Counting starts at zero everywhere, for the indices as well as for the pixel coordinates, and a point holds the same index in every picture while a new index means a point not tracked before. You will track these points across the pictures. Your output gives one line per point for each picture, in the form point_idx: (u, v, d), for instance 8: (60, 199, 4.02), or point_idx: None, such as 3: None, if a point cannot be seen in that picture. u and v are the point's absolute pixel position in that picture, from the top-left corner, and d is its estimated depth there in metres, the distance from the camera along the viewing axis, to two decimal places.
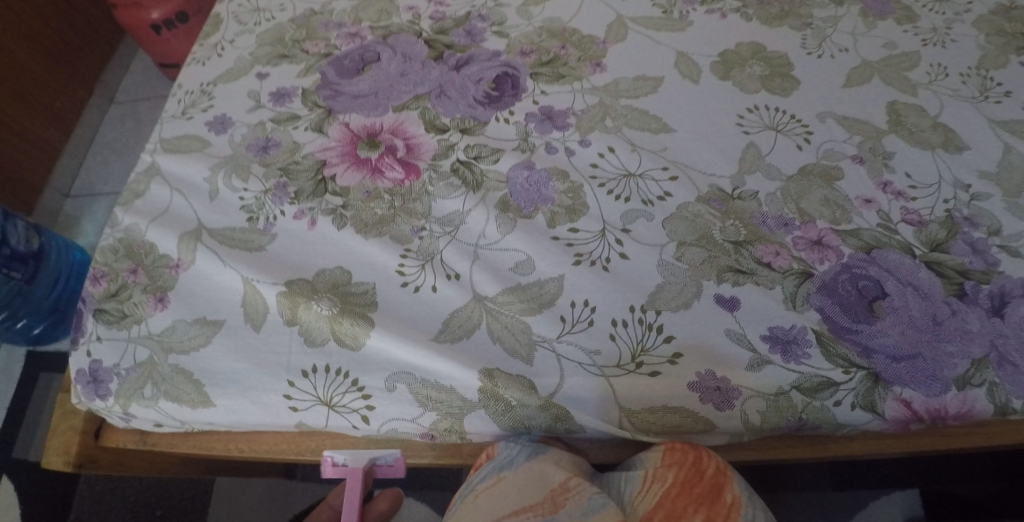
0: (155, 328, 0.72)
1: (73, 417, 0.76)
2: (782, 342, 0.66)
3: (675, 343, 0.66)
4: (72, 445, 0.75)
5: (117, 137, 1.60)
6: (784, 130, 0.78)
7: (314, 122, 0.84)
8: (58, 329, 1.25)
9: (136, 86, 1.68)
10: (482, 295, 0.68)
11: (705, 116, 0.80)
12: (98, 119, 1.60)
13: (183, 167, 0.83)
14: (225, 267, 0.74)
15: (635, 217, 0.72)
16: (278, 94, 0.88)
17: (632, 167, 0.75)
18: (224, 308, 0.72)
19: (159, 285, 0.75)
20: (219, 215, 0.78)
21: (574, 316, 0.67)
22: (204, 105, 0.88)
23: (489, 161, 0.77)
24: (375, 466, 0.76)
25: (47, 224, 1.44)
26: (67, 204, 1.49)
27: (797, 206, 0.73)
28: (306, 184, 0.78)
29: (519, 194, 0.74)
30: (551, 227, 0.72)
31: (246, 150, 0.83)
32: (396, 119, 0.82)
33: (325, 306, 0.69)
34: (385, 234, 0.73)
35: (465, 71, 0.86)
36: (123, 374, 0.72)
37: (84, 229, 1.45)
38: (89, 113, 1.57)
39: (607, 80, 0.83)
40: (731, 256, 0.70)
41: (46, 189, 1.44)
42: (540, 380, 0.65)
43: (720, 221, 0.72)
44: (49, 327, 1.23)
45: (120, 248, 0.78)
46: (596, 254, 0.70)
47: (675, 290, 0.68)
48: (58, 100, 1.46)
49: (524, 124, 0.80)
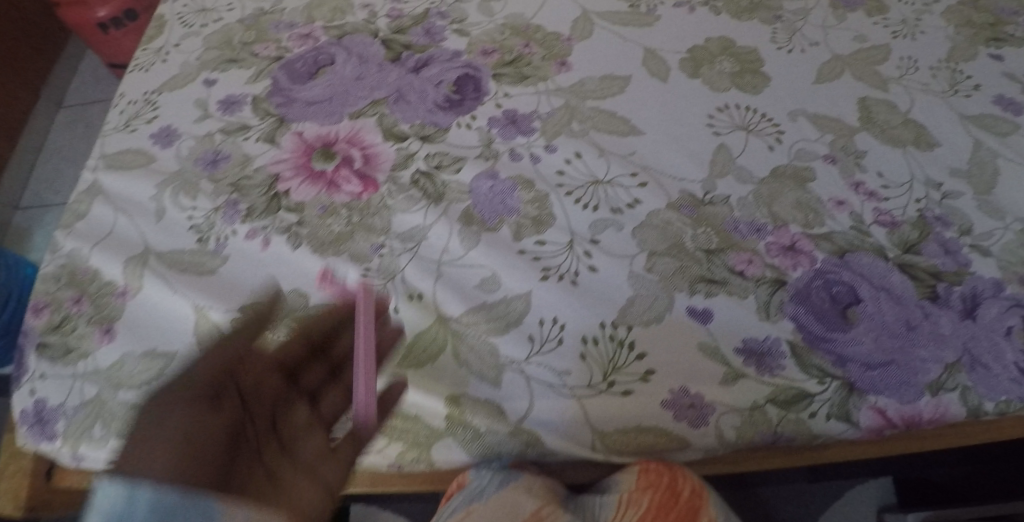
0: (102, 363, 0.69)
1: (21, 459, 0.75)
2: (756, 354, 0.64)
3: (648, 359, 0.64)
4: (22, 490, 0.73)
5: (68, 143, 1.51)
6: (755, 130, 0.76)
7: (266, 132, 0.80)
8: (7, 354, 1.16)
9: (84, 86, 1.60)
10: (447, 316, 0.66)
11: (675, 117, 0.77)
12: (45, 123, 1.52)
13: (126, 185, 0.78)
14: (174, 295, 0.70)
15: (605, 226, 0.69)
16: (227, 101, 0.83)
17: (600, 173, 0.72)
18: (175, 339, 0.69)
19: (104, 316, 0.71)
20: (167, 238, 0.74)
21: (543, 335, 0.64)
22: (148, 116, 0.83)
23: (451, 171, 0.74)
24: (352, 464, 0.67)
25: None
26: (17, 217, 1.41)
27: (769, 210, 0.71)
28: (258, 199, 0.75)
29: (482, 206, 0.71)
30: (517, 240, 0.69)
31: (194, 164, 0.78)
32: (352, 127, 0.78)
33: (281, 334, 0.66)
34: (343, 253, 0.70)
35: (424, 73, 0.82)
36: (70, 414, 0.68)
37: (36, 241, 1.38)
38: (36, 118, 1.49)
39: (573, 80, 0.80)
40: (703, 266, 0.68)
41: None
42: (508, 404, 0.63)
43: (691, 229, 0.69)
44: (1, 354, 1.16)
45: (62, 275, 0.74)
46: (565, 268, 0.67)
47: (646, 303, 0.66)
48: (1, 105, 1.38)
49: (487, 130, 0.76)
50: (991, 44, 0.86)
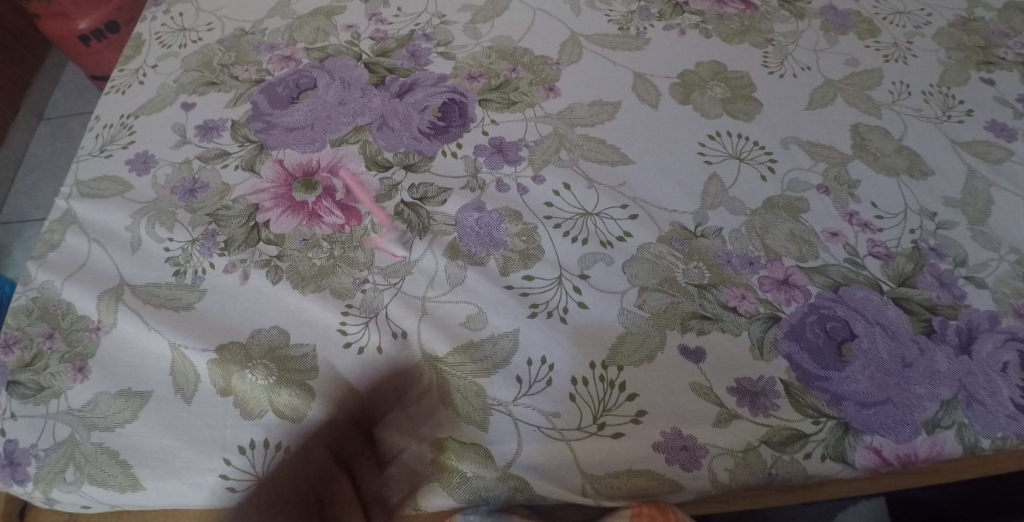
0: (74, 402, 0.66)
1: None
2: (750, 394, 0.63)
3: (639, 400, 0.62)
4: None
5: (48, 157, 1.47)
6: (747, 159, 0.75)
7: (245, 159, 0.77)
8: None
9: (65, 98, 1.55)
10: (433, 355, 0.64)
11: (666, 145, 0.75)
12: (24, 137, 1.48)
13: (101, 214, 0.75)
14: (150, 332, 0.67)
15: (594, 260, 0.67)
16: (205, 126, 0.80)
17: (590, 205, 0.71)
18: (151, 378, 0.66)
19: (78, 353, 0.68)
20: (143, 270, 0.71)
21: (531, 375, 0.62)
22: (124, 141, 0.80)
23: (436, 203, 0.71)
24: None
25: None
26: None
27: (762, 242, 0.70)
28: (237, 231, 0.72)
29: (469, 239, 0.69)
30: (504, 275, 0.67)
31: (172, 193, 0.76)
32: (334, 154, 0.76)
33: (261, 375, 0.64)
34: (324, 288, 0.68)
35: (408, 98, 0.79)
36: (42, 456, 0.65)
37: (14, 259, 1.34)
38: (15, 132, 1.45)
39: (561, 107, 0.78)
40: (695, 302, 0.66)
41: None
42: (496, 448, 0.60)
43: (683, 263, 0.68)
44: None
45: (34, 309, 0.70)
46: (553, 304, 0.65)
47: (637, 341, 0.64)
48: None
49: (473, 159, 0.74)
50: (982, 68, 0.85)
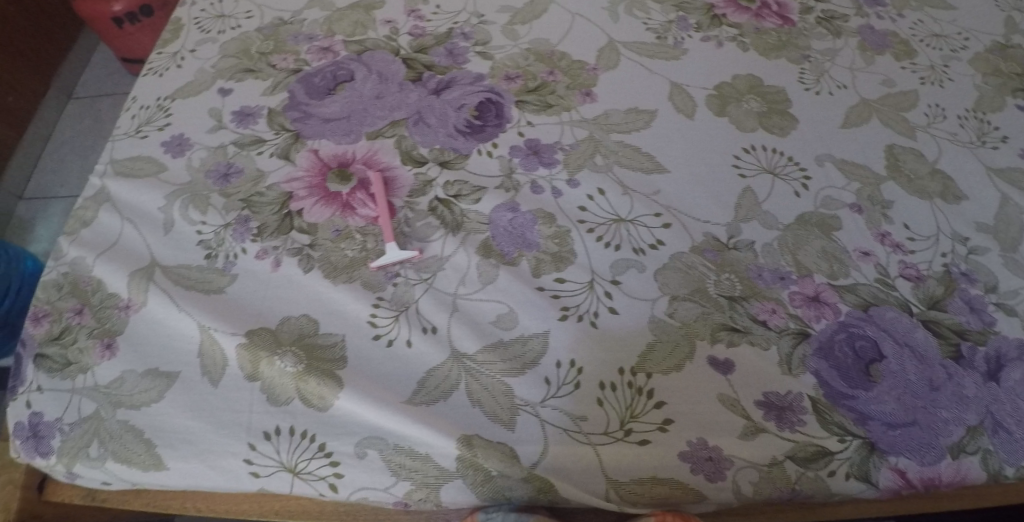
0: (101, 379, 0.66)
1: (14, 469, 0.70)
2: (777, 408, 0.63)
3: (666, 409, 0.62)
4: (12, 502, 0.68)
5: (76, 135, 1.48)
6: (782, 174, 0.75)
7: (281, 147, 0.77)
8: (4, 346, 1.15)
9: (93, 78, 1.56)
10: (462, 353, 0.64)
11: (701, 155, 0.75)
12: (53, 114, 1.48)
13: (134, 192, 0.75)
14: (179, 313, 0.67)
15: (626, 267, 0.67)
16: (241, 113, 0.80)
17: (623, 211, 0.71)
18: (179, 359, 0.66)
19: (107, 329, 0.68)
20: (175, 251, 0.71)
21: (559, 377, 0.63)
22: (160, 123, 0.80)
23: (470, 201, 0.72)
24: (362, 504, 0.65)
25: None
26: (21, 207, 1.38)
27: (794, 258, 0.70)
28: (270, 218, 0.72)
29: (502, 239, 0.69)
30: (536, 277, 0.67)
31: (206, 177, 0.76)
32: (370, 147, 0.76)
33: (289, 363, 0.64)
34: (355, 280, 0.68)
35: (445, 96, 0.79)
36: (66, 430, 0.65)
37: (38, 234, 1.34)
38: (43, 108, 1.46)
39: (598, 112, 0.78)
40: (725, 314, 0.66)
41: None
42: (522, 448, 0.60)
43: (715, 274, 0.68)
44: None
45: (64, 284, 0.70)
46: (584, 309, 0.65)
47: (666, 349, 0.64)
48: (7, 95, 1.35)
49: (509, 159, 0.74)
50: (1017, 95, 0.85)
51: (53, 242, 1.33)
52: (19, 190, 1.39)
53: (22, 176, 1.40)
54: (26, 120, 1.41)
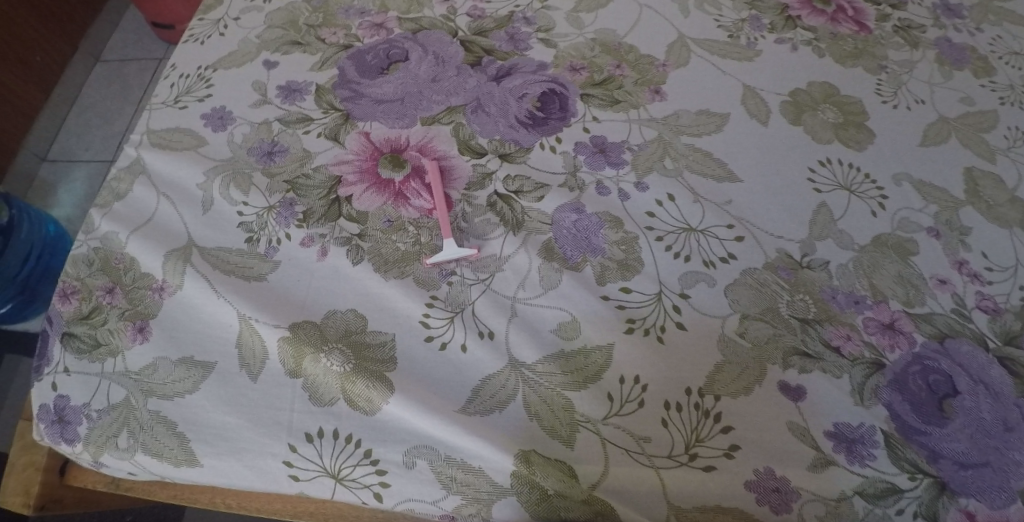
0: (132, 365, 0.62)
1: (34, 452, 0.67)
2: (847, 441, 0.60)
3: (733, 434, 0.59)
4: (33, 485, 0.67)
5: (101, 97, 1.42)
6: (858, 192, 0.71)
7: (329, 128, 0.72)
8: (27, 309, 1.13)
9: (120, 41, 1.50)
10: (520, 361, 0.60)
11: (774, 166, 0.71)
12: (80, 76, 1.43)
13: (172, 167, 0.70)
14: (217, 300, 0.63)
15: (695, 280, 0.64)
16: (287, 88, 0.75)
17: (694, 221, 0.67)
18: (215, 349, 0.62)
19: (139, 312, 0.64)
20: (214, 232, 0.66)
21: (622, 394, 0.59)
22: (200, 93, 0.75)
23: (532, 198, 0.68)
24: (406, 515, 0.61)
25: (19, 192, 1.27)
26: (43, 169, 1.32)
27: (869, 281, 0.66)
28: (316, 202, 0.68)
29: (565, 242, 0.65)
30: (601, 284, 0.63)
31: (248, 154, 0.71)
32: (425, 134, 0.72)
33: (335, 361, 0.60)
34: (408, 275, 0.64)
35: (505, 83, 0.75)
36: (94, 417, 0.61)
37: (60, 199, 1.29)
38: (70, 70, 1.40)
39: (667, 112, 0.74)
40: (797, 336, 0.63)
41: (18, 151, 1.28)
42: (581, 467, 0.57)
43: (788, 294, 0.64)
44: (16, 306, 1.11)
45: (95, 260, 0.66)
46: (651, 322, 0.62)
47: (735, 370, 0.61)
48: (35, 53, 1.29)
49: (573, 156, 0.70)
50: None
51: (77, 209, 1.27)
52: (42, 151, 1.33)
53: (46, 137, 1.34)
54: (52, 80, 1.35)
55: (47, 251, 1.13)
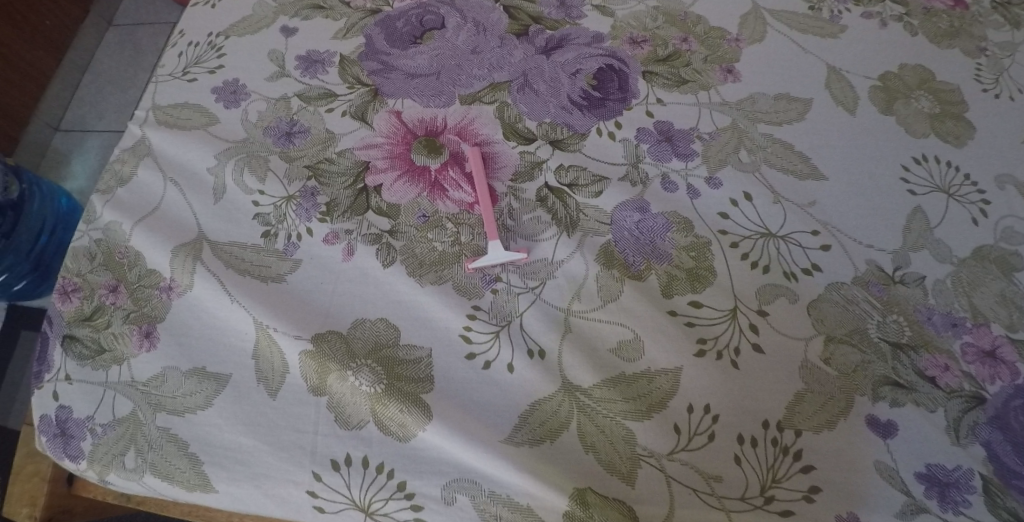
0: (139, 374, 0.56)
1: (40, 460, 0.62)
2: (940, 485, 0.52)
3: (815, 474, 0.52)
4: (38, 495, 0.62)
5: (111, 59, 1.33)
6: (957, 195, 0.62)
7: (355, 106, 0.64)
8: (41, 287, 1.04)
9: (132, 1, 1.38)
10: (576, 385, 0.53)
11: (861, 162, 0.63)
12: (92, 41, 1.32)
13: (180, 149, 0.63)
14: (231, 304, 0.56)
15: (775, 295, 0.56)
16: (307, 59, 0.66)
17: (774, 225, 0.59)
18: (229, 359, 0.55)
19: (146, 314, 0.57)
20: (227, 225, 0.59)
21: (690, 425, 0.52)
22: (211, 64, 0.67)
23: (589, 193, 0.60)
24: None
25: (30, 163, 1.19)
26: (57, 138, 1.24)
27: (968, 301, 0.58)
28: (342, 193, 0.59)
29: (626, 246, 0.57)
30: (666, 297, 0.56)
31: (264, 134, 0.63)
32: (464, 115, 0.63)
33: (364, 380, 0.53)
34: (446, 281, 0.56)
35: (556, 57, 0.66)
36: (98, 432, 0.55)
37: (74, 170, 1.21)
38: (82, 34, 1.29)
39: (741, 95, 0.66)
40: (887, 363, 0.55)
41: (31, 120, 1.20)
42: (642, 508, 0.51)
43: (879, 314, 0.57)
44: (32, 284, 1.02)
45: (97, 253, 0.60)
46: (724, 343, 0.55)
47: (817, 401, 0.54)
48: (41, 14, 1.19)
49: (635, 145, 0.62)
50: None
51: (91, 181, 1.20)
52: (54, 121, 1.24)
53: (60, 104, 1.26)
54: (64, 46, 1.25)
55: (61, 225, 1.04)
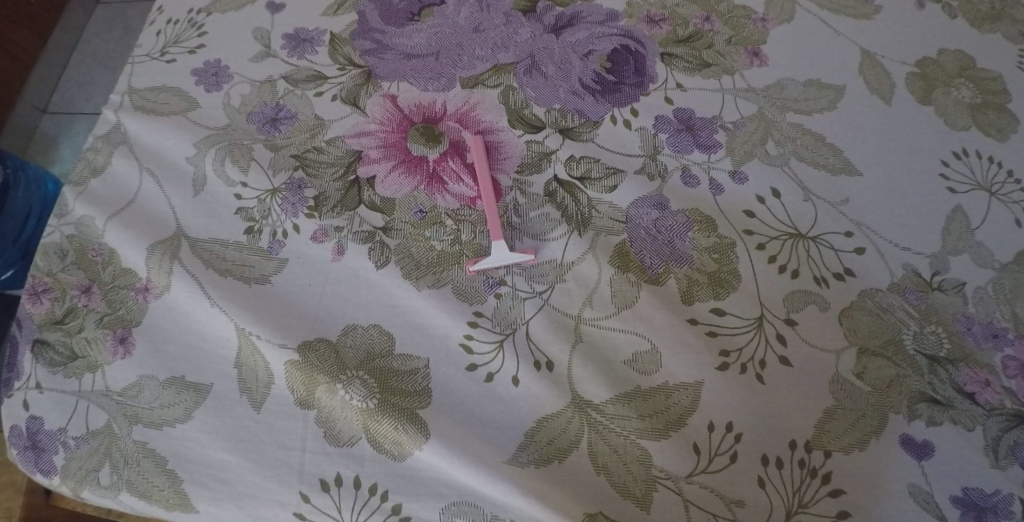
0: (114, 383, 0.51)
1: (15, 470, 0.59)
2: (978, 510, 0.48)
3: (844, 499, 0.48)
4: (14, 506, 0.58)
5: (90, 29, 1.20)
6: (1000, 193, 0.56)
7: (347, 89, 0.58)
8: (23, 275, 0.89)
9: None
10: (587, 400, 0.48)
11: (897, 156, 0.57)
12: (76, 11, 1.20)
13: (157, 137, 0.58)
14: (212, 308, 0.51)
15: (804, 302, 0.52)
16: (295, 37, 0.61)
17: (803, 224, 0.54)
18: (209, 368, 0.51)
19: (121, 318, 0.53)
20: (208, 221, 0.54)
21: (711, 445, 0.48)
22: (191, 43, 0.62)
23: (603, 188, 0.55)
24: None
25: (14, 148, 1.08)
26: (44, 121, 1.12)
27: (1012, 310, 0.53)
28: (331, 185, 0.54)
29: (643, 247, 0.52)
30: (686, 304, 0.51)
31: (248, 121, 0.58)
32: (466, 100, 0.58)
33: (355, 394, 0.48)
34: (445, 283, 0.51)
35: (566, 37, 0.61)
36: (71, 446, 0.51)
37: (62, 153, 1.10)
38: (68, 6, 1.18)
39: (768, 81, 0.60)
40: (923, 378, 0.51)
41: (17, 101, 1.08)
42: None
43: (916, 325, 0.52)
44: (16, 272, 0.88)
45: (68, 250, 0.55)
46: (749, 355, 0.50)
47: (848, 419, 0.49)
48: None
49: (653, 134, 0.57)
50: None
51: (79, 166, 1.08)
52: (42, 103, 1.11)
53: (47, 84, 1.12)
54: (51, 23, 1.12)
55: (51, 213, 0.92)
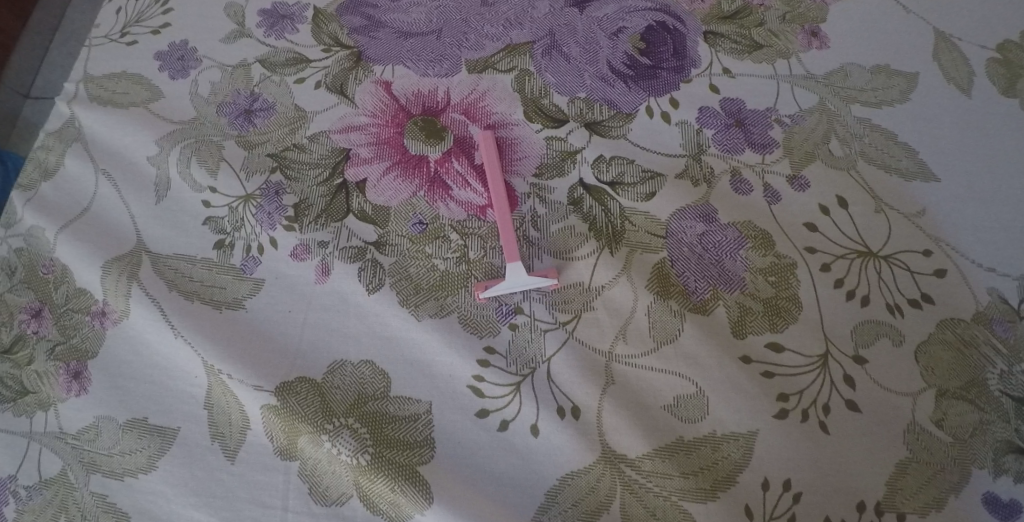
0: (68, 425, 0.44)
1: None
2: None
3: None
4: None
5: None
6: None
7: (335, 74, 0.50)
8: None
9: None
10: (618, 453, 0.41)
11: (981, 157, 0.48)
12: None
13: (117, 133, 0.50)
14: (179, 340, 0.44)
15: (875, 334, 0.44)
16: (274, 13, 0.52)
17: (873, 240, 0.46)
18: (176, 410, 0.43)
19: (74, 348, 0.45)
20: (175, 233, 0.46)
21: (765, 507, 0.40)
22: (154, 21, 0.53)
23: (638, 195, 0.46)
24: None
25: None
26: None
27: None
28: (316, 191, 0.46)
29: (686, 268, 0.44)
30: (737, 337, 0.43)
31: (219, 114, 0.49)
32: (474, 87, 0.49)
33: (345, 446, 0.41)
34: (450, 311, 0.43)
35: (592, 11, 0.51)
36: (21, 496, 0.43)
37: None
38: None
39: (828, 66, 0.51)
40: (1011, 425, 0.42)
41: None
42: None
43: (1004, 362, 0.43)
44: None
45: (16, 267, 0.47)
46: (811, 398, 0.42)
47: (926, 475, 0.41)
48: None
49: (696, 130, 0.48)
50: None
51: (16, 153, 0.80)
52: None
53: None
54: None
55: None
